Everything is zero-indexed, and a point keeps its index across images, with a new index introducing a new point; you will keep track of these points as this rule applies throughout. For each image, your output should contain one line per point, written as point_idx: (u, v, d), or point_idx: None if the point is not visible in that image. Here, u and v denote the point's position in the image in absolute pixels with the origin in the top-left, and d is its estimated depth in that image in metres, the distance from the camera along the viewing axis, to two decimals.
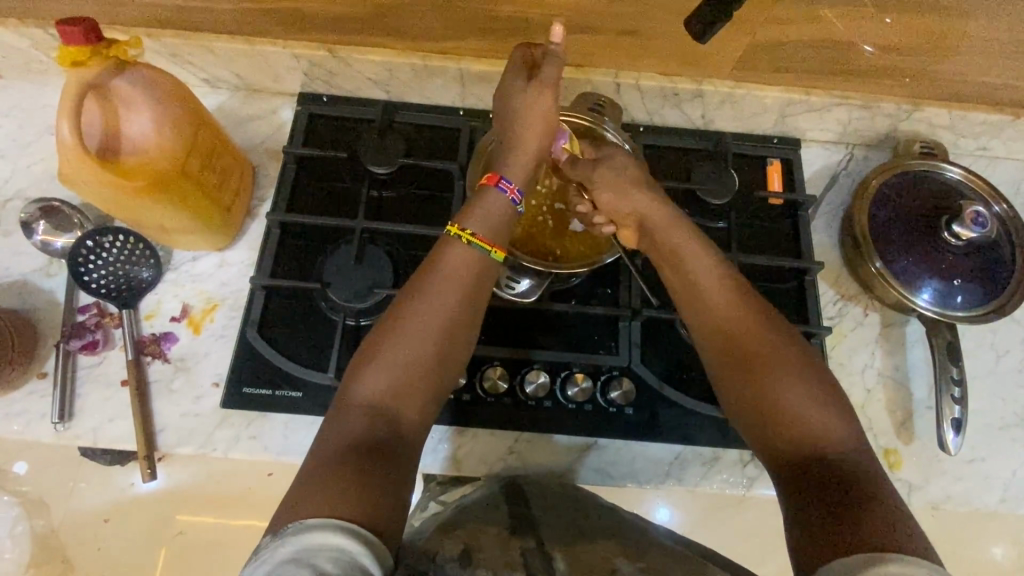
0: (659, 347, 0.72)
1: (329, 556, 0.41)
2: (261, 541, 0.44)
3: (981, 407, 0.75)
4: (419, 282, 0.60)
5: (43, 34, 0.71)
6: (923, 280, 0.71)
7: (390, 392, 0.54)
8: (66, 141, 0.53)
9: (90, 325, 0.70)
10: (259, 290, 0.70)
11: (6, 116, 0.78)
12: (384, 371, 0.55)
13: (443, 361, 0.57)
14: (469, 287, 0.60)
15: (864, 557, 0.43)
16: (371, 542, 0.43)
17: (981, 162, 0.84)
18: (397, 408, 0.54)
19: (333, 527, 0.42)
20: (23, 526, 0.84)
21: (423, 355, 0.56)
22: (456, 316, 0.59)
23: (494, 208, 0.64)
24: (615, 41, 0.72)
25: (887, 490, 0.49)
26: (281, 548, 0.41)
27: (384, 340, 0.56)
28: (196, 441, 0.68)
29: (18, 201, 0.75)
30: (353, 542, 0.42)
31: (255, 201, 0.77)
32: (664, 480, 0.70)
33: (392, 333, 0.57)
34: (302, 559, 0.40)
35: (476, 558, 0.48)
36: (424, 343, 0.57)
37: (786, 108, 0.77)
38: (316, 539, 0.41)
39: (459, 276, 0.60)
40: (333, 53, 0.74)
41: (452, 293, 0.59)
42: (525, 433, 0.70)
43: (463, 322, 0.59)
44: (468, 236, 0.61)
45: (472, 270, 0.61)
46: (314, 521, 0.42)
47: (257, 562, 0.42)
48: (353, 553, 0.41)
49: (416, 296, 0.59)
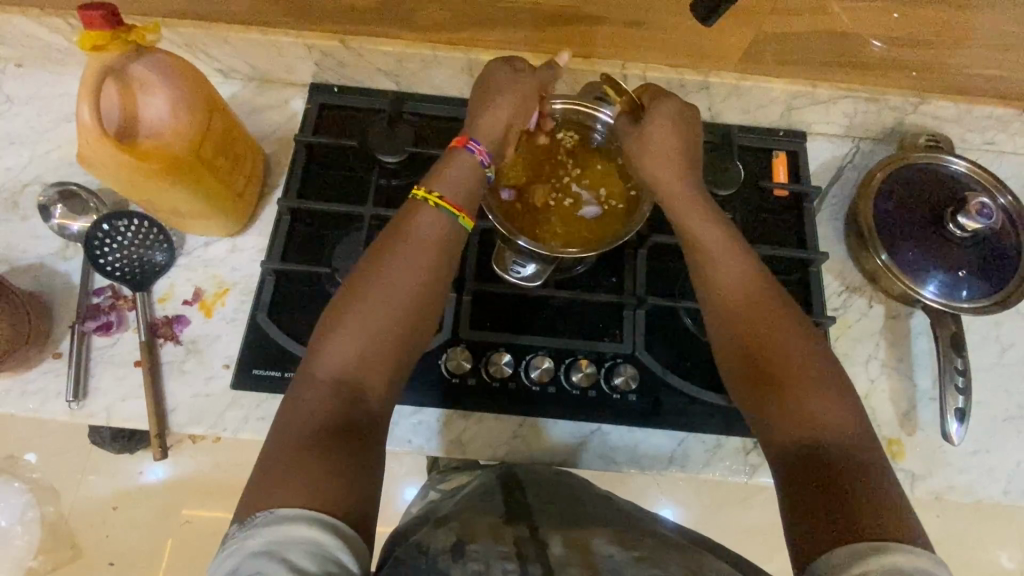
0: (664, 335, 0.73)
1: (300, 547, 0.42)
2: (230, 530, 0.45)
3: (985, 400, 0.75)
4: (383, 251, 0.60)
5: (62, 23, 0.73)
6: (928, 273, 0.71)
7: (357, 365, 0.55)
8: (86, 124, 0.55)
9: (104, 307, 0.71)
10: (269, 275, 0.72)
11: (25, 103, 0.79)
12: (349, 344, 0.55)
13: (411, 331, 0.58)
14: (435, 256, 0.60)
15: (870, 546, 0.44)
16: (342, 534, 0.44)
17: (986, 156, 0.84)
18: (366, 381, 0.55)
19: (304, 519, 0.43)
20: (34, 512, 0.94)
21: (390, 324, 0.57)
22: (420, 286, 0.59)
23: (466, 174, 0.64)
24: (623, 32, 0.72)
25: (871, 477, 0.50)
26: (251, 539, 0.42)
27: (353, 308, 0.57)
28: (206, 421, 0.69)
29: (36, 185, 0.76)
30: (325, 534, 0.43)
31: (266, 187, 0.78)
32: (667, 466, 0.70)
33: (359, 301, 0.57)
34: (271, 551, 0.41)
35: (470, 549, 0.48)
36: (389, 313, 0.57)
37: (792, 100, 0.78)
38: (288, 530, 0.42)
39: (425, 245, 0.60)
40: (345, 43, 0.75)
41: (417, 262, 0.59)
42: (529, 418, 0.71)
43: (429, 291, 0.60)
44: (434, 199, 0.61)
45: (440, 242, 0.61)
46: (283, 513, 0.44)
47: (229, 551, 0.43)
48: (324, 545, 0.42)
49: (383, 266, 0.59)
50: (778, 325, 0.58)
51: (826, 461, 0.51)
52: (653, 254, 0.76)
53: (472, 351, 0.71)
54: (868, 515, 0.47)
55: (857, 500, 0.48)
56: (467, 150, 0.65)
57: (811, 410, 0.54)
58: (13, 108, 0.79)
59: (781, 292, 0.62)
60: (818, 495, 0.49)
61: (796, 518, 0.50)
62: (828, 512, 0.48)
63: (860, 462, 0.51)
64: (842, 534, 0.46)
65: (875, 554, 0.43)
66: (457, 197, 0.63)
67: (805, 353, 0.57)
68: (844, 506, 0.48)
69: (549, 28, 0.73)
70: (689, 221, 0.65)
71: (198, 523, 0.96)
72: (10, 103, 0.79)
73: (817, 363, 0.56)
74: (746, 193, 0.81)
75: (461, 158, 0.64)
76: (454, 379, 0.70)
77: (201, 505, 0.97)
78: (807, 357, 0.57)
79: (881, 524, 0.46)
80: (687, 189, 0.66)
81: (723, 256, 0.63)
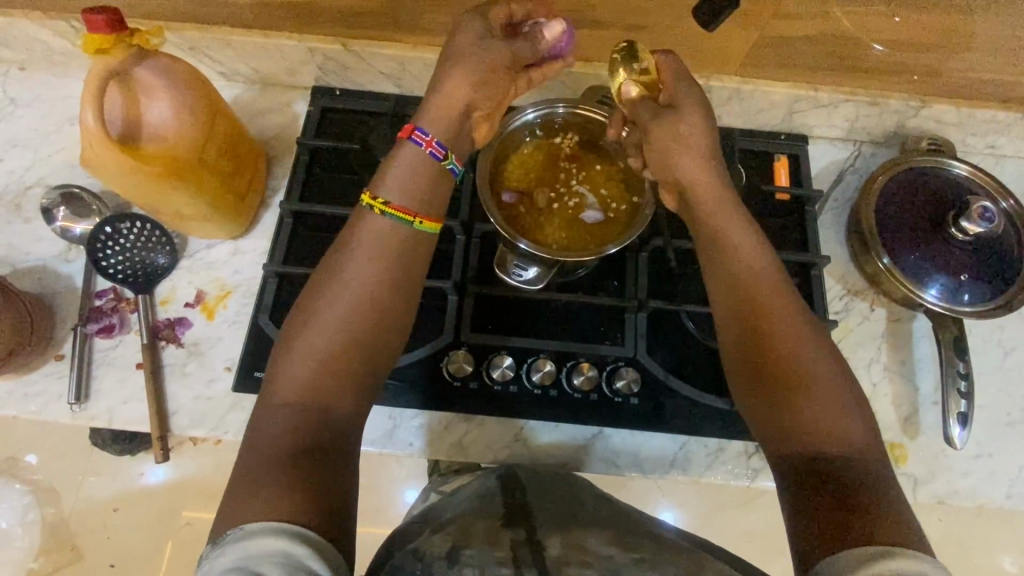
0: (666, 338, 0.73)
1: (273, 561, 0.41)
2: (205, 550, 0.44)
3: (986, 404, 0.75)
4: (340, 259, 0.59)
5: (65, 26, 0.73)
6: (929, 277, 0.71)
7: (319, 374, 0.54)
8: (89, 127, 0.55)
9: (106, 309, 0.71)
10: (271, 278, 0.72)
11: (28, 105, 0.80)
12: (310, 356, 0.55)
13: (375, 337, 0.58)
14: (392, 258, 0.59)
15: (862, 552, 0.43)
16: (317, 545, 0.44)
17: (988, 160, 0.85)
18: (331, 392, 0.54)
19: (275, 532, 0.43)
20: (34, 514, 0.94)
21: (348, 332, 0.56)
22: (377, 290, 0.58)
23: (416, 170, 0.62)
24: (624, 36, 0.73)
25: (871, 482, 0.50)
26: (223, 557, 0.42)
27: (310, 320, 0.56)
28: (208, 423, 0.69)
29: (39, 188, 0.76)
30: (297, 546, 0.42)
31: (268, 190, 0.79)
32: (669, 469, 0.70)
33: (316, 312, 0.57)
34: (241, 567, 0.41)
35: (466, 554, 0.48)
36: (348, 319, 0.57)
37: (794, 104, 0.79)
38: (260, 545, 0.42)
39: (381, 249, 0.59)
40: (347, 47, 0.75)
41: (372, 266, 0.59)
42: (531, 421, 0.70)
43: (389, 294, 0.59)
44: (380, 206, 0.60)
45: (399, 243, 0.60)
46: (254, 527, 0.43)
47: (203, 571, 0.43)
48: (297, 557, 0.42)
49: (339, 274, 0.58)
50: (760, 330, 0.58)
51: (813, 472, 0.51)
52: (654, 256, 0.76)
53: (473, 354, 0.71)
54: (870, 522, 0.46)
55: (850, 503, 0.48)
56: (413, 144, 0.63)
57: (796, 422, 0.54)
58: (17, 110, 0.79)
59: (778, 288, 0.59)
60: (814, 505, 0.49)
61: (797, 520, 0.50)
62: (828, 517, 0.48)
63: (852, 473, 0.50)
64: (838, 539, 0.46)
65: (882, 559, 0.42)
66: (411, 203, 0.61)
67: (791, 360, 0.56)
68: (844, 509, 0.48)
69: None
70: (711, 214, 0.63)
71: (198, 525, 0.96)
72: (14, 105, 0.80)
73: (806, 369, 0.55)
74: (747, 196, 0.81)
75: (406, 153, 0.62)
76: (456, 382, 0.70)
77: (200, 508, 0.96)
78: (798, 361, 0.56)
79: (880, 532, 0.45)
80: (712, 184, 0.63)
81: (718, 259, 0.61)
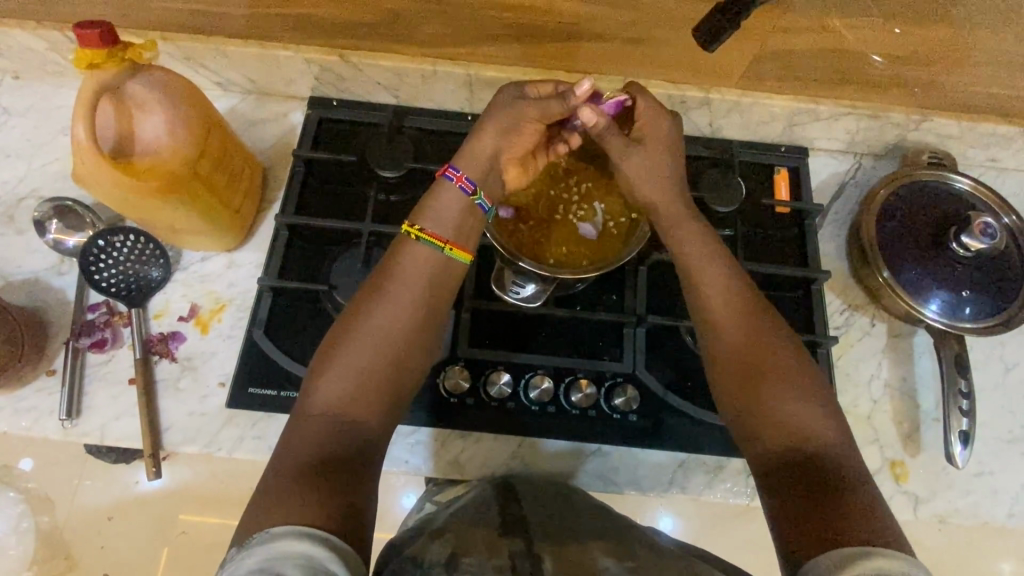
0: (665, 354, 0.72)
1: (294, 562, 0.40)
2: (227, 554, 0.43)
3: (988, 420, 0.74)
4: (376, 285, 0.61)
5: (59, 35, 0.72)
6: (930, 292, 0.70)
7: (350, 394, 0.55)
8: (80, 140, 0.54)
9: (99, 324, 0.71)
10: (267, 291, 0.71)
11: (21, 115, 0.79)
12: (338, 376, 0.56)
13: (405, 363, 0.59)
14: (424, 286, 0.61)
15: (856, 552, 0.43)
16: (339, 549, 0.43)
17: (989, 173, 0.84)
18: (356, 411, 0.55)
19: (298, 535, 0.42)
20: (28, 522, 0.83)
21: (376, 355, 0.57)
22: (408, 316, 0.60)
23: (455, 207, 0.64)
24: (624, 48, 0.72)
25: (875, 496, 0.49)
26: (246, 558, 0.40)
27: (341, 343, 0.58)
28: (201, 440, 0.68)
29: (32, 199, 0.76)
30: (320, 549, 0.42)
31: (264, 202, 0.78)
32: (668, 488, 0.69)
33: (347, 336, 0.58)
34: (266, 567, 0.39)
35: (466, 561, 0.47)
36: (378, 344, 0.58)
37: (795, 116, 0.78)
38: (282, 547, 0.41)
39: (414, 276, 0.61)
40: (344, 58, 0.74)
41: (404, 292, 0.60)
42: (527, 438, 0.69)
43: (419, 321, 0.60)
44: (416, 232, 0.62)
45: (429, 270, 0.62)
46: (279, 531, 0.43)
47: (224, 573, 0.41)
48: (318, 559, 0.41)
49: (373, 300, 0.60)
50: (769, 350, 0.58)
51: (805, 482, 0.51)
52: (653, 271, 0.76)
53: (471, 370, 0.70)
54: (863, 526, 0.45)
55: (857, 509, 0.47)
56: (447, 179, 0.65)
57: (795, 434, 0.53)
58: (10, 119, 0.79)
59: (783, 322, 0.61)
60: (807, 513, 0.48)
61: (790, 524, 0.49)
62: (836, 522, 0.47)
63: (850, 486, 0.49)
64: (845, 541, 0.45)
65: (883, 552, 0.42)
66: (443, 229, 0.63)
67: (794, 379, 0.56)
68: (856, 517, 0.47)
69: (550, 44, 0.72)
70: (689, 233, 0.65)
71: None
72: (7, 114, 0.79)
73: (807, 390, 0.56)
74: (747, 210, 0.80)
75: (445, 189, 0.65)
76: (452, 398, 0.69)
77: None
78: (804, 379, 0.57)
79: (876, 539, 0.45)
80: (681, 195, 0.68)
81: (718, 283, 0.62)
